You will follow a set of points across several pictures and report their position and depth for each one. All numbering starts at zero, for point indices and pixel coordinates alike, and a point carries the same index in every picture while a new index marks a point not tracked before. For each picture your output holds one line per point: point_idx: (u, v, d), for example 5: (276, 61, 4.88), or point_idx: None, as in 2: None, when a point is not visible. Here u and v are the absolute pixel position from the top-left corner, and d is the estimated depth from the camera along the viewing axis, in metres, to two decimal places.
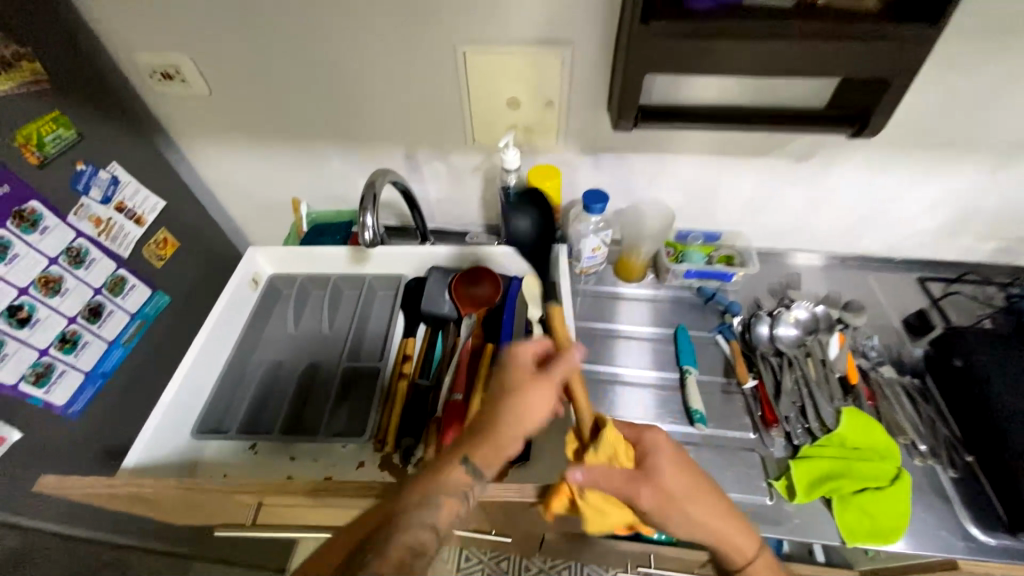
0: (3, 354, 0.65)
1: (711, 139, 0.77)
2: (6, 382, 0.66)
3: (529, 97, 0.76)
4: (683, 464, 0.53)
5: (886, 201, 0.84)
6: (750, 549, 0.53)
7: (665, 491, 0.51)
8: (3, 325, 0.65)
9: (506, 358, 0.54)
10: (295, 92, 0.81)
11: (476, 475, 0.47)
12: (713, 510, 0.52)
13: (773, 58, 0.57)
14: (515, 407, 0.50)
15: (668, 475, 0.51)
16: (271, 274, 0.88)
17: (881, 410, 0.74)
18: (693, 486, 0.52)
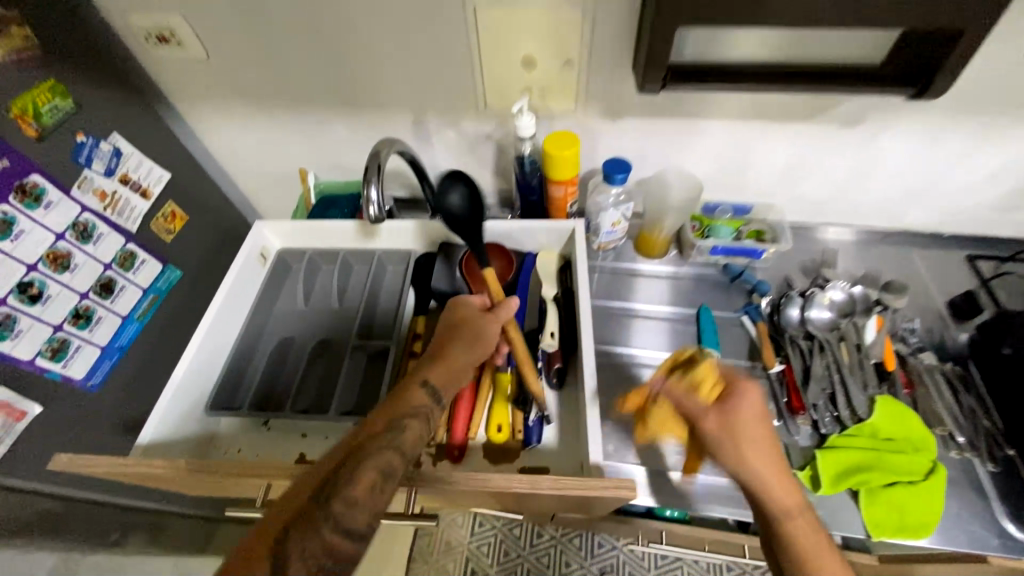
0: (17, 330, 0.66)
1: (747, 102, 0.70)
2: (23, 358, 0.66)
3: (545, 57, 0.69)
4: (762, 415, 0.54)
5: (941, 171, 0.75)
6: (793, 504, 0.52)
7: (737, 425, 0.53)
8: (15, 302, 0.66)
9: (450, 309, 0.64)
10: (295, 54, 0.75)
11: (432, 398, 0.55)
12: (775, 464, 0.53)
13: (826, 6, 0.49)
14: (450, 344, 0.60)
15: (743, 416, 0.53)
16: (279, 248, 0.86)
17: (919, 399, 0.70)
18: (763, 436, 0.53)
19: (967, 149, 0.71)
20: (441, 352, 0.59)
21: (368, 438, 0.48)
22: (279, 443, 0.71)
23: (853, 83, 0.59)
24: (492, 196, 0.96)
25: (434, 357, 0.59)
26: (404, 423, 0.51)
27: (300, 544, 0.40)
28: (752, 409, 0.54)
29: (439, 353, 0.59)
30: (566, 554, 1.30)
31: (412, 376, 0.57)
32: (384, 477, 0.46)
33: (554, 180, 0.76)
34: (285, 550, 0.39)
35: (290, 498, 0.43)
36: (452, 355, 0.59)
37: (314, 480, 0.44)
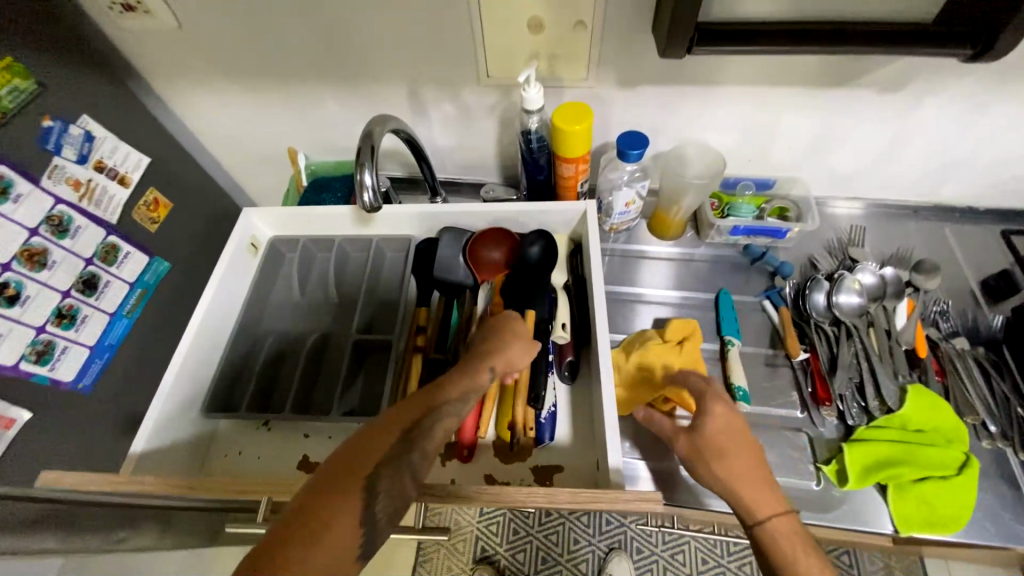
0: None
1: (777, 65, 0.63)
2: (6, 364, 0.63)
3: (554, 19, 0.62)
4: (737, 427, 0.51)
5: (986, 140, 0.69)
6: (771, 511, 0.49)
7: (706, 447, 0.51)
8: None
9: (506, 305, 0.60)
10: (274, 21, 0.68)
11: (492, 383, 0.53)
12: (755, 474, 0.50)
13: None
14: (513, 333, 0.57)
15: (714, 431, 0.51)
16: (271, 237, 0.81)
17: (950, 387, 0.66)
18: (746, 459, 0.51)
19: (1018, 115, 0.65)
20: (505, 336, 0.56)
21: (444, 398, 0.48)
22: (280, 443, 0.68)
23: (904, 43, 0.52)
24: (495, 174, 0.90)
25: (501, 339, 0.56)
26: (468, 396, 0.50)
27: (389, 484, 0.40)
28: (727, 431, 0.51)
29: (501, 339, 0.55)
30: (574, 531, 1.33)
31: (486, 355, 0.53)
32: (447, 440, 0.46)
33: (563, 157, 0.70)
34: (375, 489, 0.39)
35: (380, 439, 0.42)
36: (511, 352, 0.55)
37: (400, 426, 0.43)
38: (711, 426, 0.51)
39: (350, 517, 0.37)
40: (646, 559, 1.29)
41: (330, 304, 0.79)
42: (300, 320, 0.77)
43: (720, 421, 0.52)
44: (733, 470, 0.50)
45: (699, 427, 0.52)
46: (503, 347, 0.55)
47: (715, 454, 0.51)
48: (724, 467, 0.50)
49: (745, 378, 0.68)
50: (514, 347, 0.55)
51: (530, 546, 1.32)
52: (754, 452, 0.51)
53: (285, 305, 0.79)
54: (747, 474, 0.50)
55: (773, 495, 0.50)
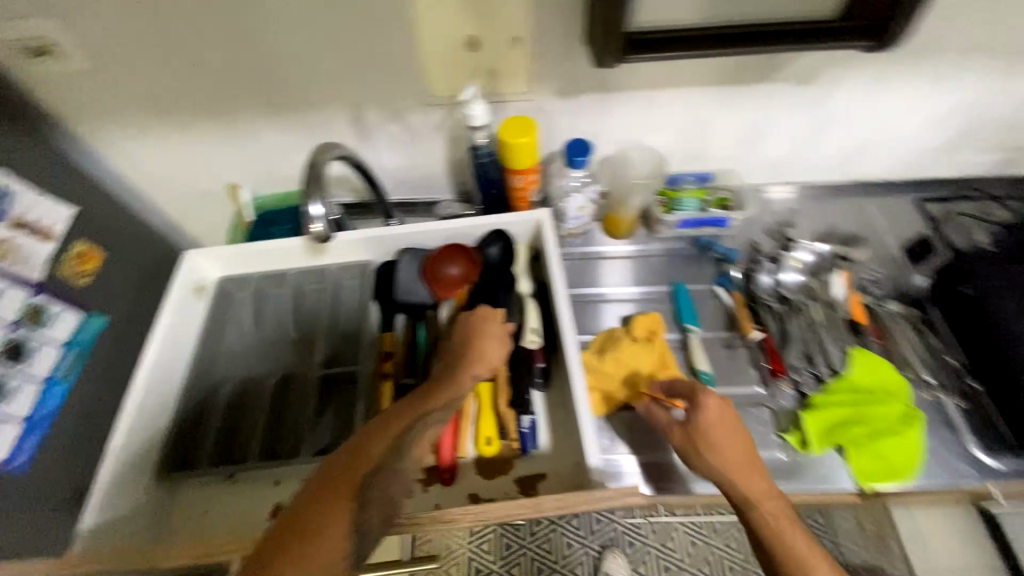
0: None
1: (697, 67, 0.67)
2: None
3: (487, 36, 0.63)
4: (727, 419, 0.56)
5: (889, 121, 0.75)
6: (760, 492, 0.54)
7: (701, 439, 0.56)
8: None
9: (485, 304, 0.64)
10: (206, 57, 0.66)
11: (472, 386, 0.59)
12: (744, 462, 0.55)
13: None
14: (493, 334, 0.62)
15: (708, 423, 0.56)
16: (217, 278, 0.78)
17: (889, 347, 0.72)
18: (736, 447, 0.55)
19: (915, 96, 0.71)
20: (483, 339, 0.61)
21: (428, 407, 0.55)
22: (250, 493, 0.65)
23: (808, 39, 0.57)
24: (447, 190, 0.90)
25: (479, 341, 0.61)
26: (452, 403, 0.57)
27: (378, 491, 0.47)
28: (718, 423, 0.56)
29: (479, 347, 0.60)
30: (567, 536, 1.34)
31: (466, 364, 0.59)
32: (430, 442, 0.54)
33: (513, 169, 0.71)
34: (366, 497, 0.46)
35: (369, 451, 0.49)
36: (487, 359, 0.60)
37: (390, 436, 0.51)
38: (705, 419, 0.56)
39: (342, 521, 0.44)
40: (639, 552, 1.31)
41: (288, 341, 0.75)
42: (262, 359, 0.73)
43: (712, 415, 0.56)
44: (725, 456, 0.55)
45: (694, 422, 0.57)
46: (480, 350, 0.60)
47: (710, 444, 0.55)
48: (716, 459, 0.55)
49: (707, 363, 0.72)
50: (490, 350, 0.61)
51: (524, 558, 1.31)
52: (743, 440, 0.56)
53: (237, 346, 0.74)
54: (737, 461, 0.55)
55: (761, 477, 0.55)
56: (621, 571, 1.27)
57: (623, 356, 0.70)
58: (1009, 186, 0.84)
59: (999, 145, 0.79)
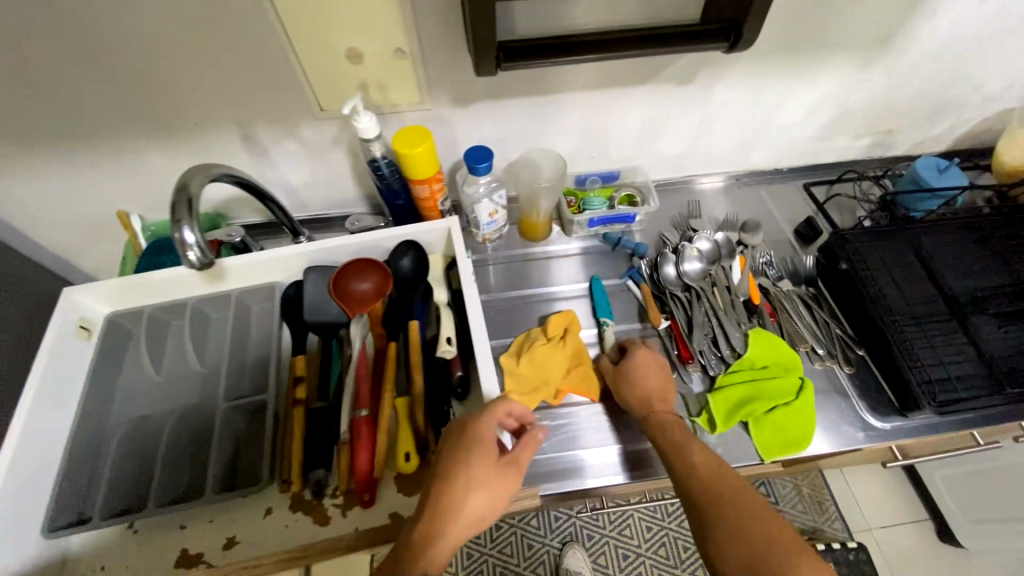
0: None
1: (582, 72, 0.70)
2: None
3: (370, 48, 0.62)
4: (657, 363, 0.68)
5: (770, 114, 0.80)
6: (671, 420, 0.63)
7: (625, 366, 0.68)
8: None
9: (493, 411, 0.59)
10: (65, 81, 0.62)
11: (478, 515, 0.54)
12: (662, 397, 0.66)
13: None
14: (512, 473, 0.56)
15: (636, 360, 0.68)
16: (107, 314, 0.72)
17: (783, 324, 0.76)
18: (656, 380, 0.67)
19: (787, 91, 0.76)
20: (497, 478, 0.55)
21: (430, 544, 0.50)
22: (153, 545, 0.60)
23: (676, 41, 0.60)
24: (360, 204, 0.88)
25: (494, 484, 0.55)
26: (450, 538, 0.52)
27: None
28: (645, 364, 0.68)
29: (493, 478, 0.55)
30: (526, 537, 1.34)
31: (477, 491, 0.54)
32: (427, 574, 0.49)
33: (414, 179, 0.71)
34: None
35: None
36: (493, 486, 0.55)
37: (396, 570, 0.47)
38: (636, 356, 0.68)
39: None
40: (597, 543, 1.33)
41: (194, 375, 0.71)
42: (163, 398, 0.69)
43: (642, 359, 0.68)
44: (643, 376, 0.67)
45: (626, 361, 0.69)
46: (500, 495, 0.54)
47: (630, 370, 0.68)
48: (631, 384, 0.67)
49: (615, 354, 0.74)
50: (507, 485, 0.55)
51: (486, 566, 1.30)
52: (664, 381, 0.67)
53: (138, 387, 0.70)
54: (651, 389, 0.66)
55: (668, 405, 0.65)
56: (582, 564, 1.27)
57: (537, 356, 0.72)
58: (881, 167, 0.91)
59: (870, 131, 0.85)
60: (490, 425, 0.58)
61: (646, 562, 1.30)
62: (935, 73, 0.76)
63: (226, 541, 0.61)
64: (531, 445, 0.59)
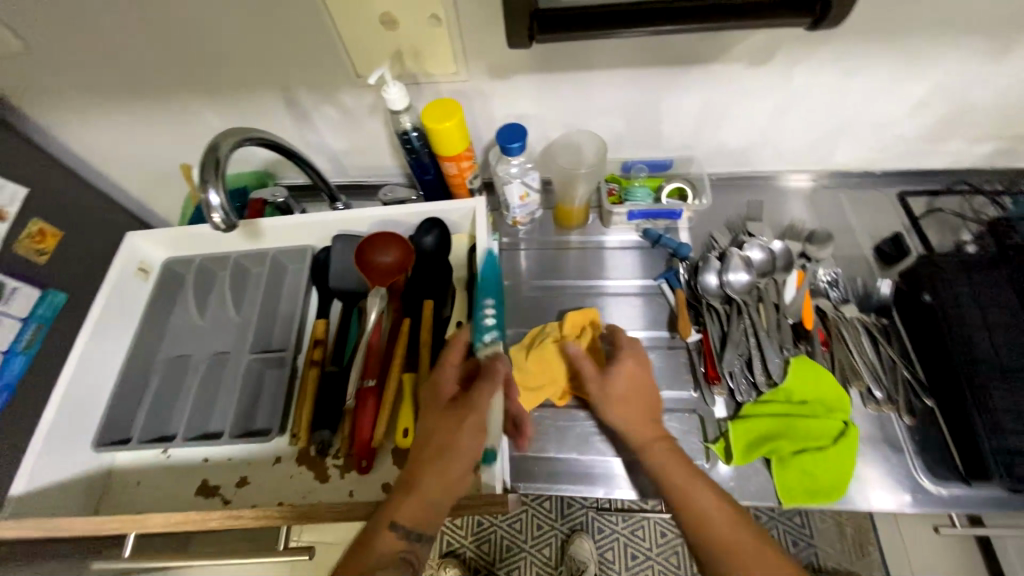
0: None
1: (632, 47, 0.62)
2: None
3: (405, 15, 0.60)
4: (638, 380, 0.61)
5: (862, 105, 0.67)
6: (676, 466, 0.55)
7: (617, 393, 0.60)
8: None
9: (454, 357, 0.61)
10: (128, 39, 0.66)
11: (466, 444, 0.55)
12: (641, 415, 0.59)
13: None
14: (475, 426, 0.56)
15: (621, 378, 0.61)
16: (164, 259, 0.80)
17: (836, 356, 0.66)
18: (645, 405, 0.60)
19: (889, 79, 0.63)
20: (449, 423, 0.56)
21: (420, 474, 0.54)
22: (179, 471, 0.67)
23: (745, 16, 0.51)
24: (397, 174, 0.88)
25: (453, 438, 0.55)
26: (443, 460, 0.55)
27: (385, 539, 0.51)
28: (630, 385, 0.61)
29: (462, 420, 0.56)
30: (537, 517, 1.35)
31: (454, 433, 0.56)
32: (419, 504, 0.53)
33: (443, 156, 0.69)
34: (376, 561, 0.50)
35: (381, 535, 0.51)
36: (466, 429, 0.56)
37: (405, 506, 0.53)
38: (621, 367, 0.61)
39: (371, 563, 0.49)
40: (607, 538, 1.31)
41: (230, 324, 0.77)
42: (202, 341, 0.76)
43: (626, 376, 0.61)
44: (628, 411, 0.59)
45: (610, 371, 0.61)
46: (460, 448, 0.55)
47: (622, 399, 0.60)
48: (616, 399, 0.60)
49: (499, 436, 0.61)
50: (470, 443, 0.56)
51: (494, 536, 1.34)
52: (651, 401, 0.61)
53: (184, 328, 0.77)
54: (642, 419, 0.59)
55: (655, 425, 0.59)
56: (588, 555, 1.26)
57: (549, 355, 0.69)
58: (1006, 181, 0.74)
59: (997, 136, 0.69)
60: (450, 376, 0.60)
61: (654, 566, 1.27)
62: None
63: (237, 481, 0.66)
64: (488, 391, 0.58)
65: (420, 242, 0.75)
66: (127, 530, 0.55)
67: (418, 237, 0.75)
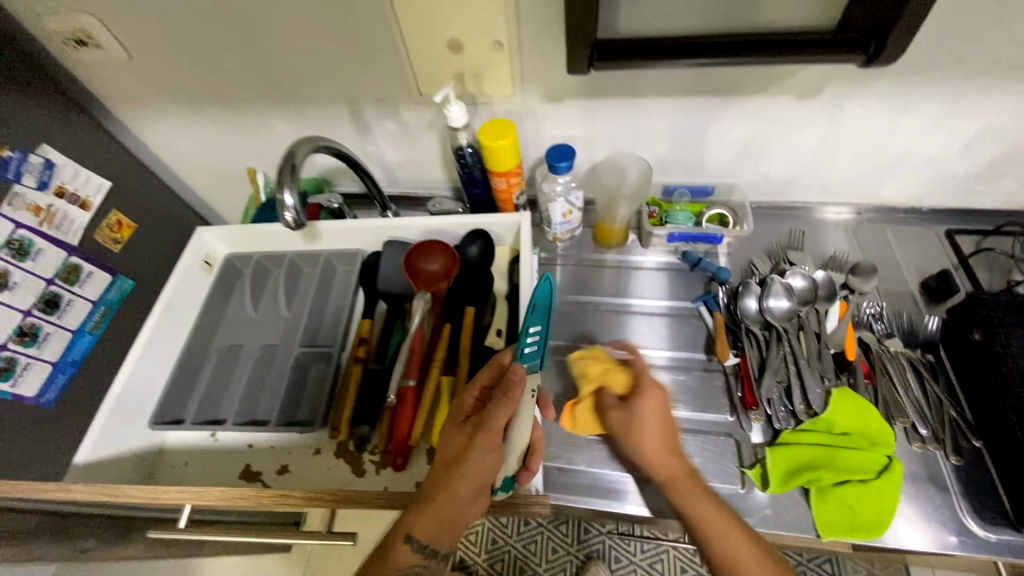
0: (18, 371, 0.72)
1: (683, 77, 0.65)
2: (27, 395, 0.73)
3: (473, 40, 0.64)
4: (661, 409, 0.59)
5: (912, 140, 0.67)
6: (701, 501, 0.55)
7: (640, 424, 0.58)
8: (14, 344, 0.72)
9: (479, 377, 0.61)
10: (219, 52, 0.73)
11: (480, 460, 0.54)
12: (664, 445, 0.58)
13: None
14: (489, 442, 0.55)
15: (646, 409, 0.59)
16: (226, 254, 0.85)
17: (880, 390, 0.65)
18: (667, 434, 0.58)
19: (940, 117, 0.63)
20: (463, 439, 0.56)
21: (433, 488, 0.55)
22: (225, 454, 0.71)
23: (800, 50, 0.53)
24: (445, 187, 0.92)
25: (467, 456, 0.55)
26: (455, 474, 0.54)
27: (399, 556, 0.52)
28: (652, 413, 0.58)
29: (477, 437, 0.55)
30: (552, 540, 1.33)
31: (467, 448, 0.55)
32: (431, 518, 0.53)
33: (494, 171, 0.72)
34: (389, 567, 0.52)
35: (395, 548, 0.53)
36: (479, 448, 0.55)
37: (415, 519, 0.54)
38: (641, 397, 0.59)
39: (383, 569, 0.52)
40: (624, 568, 1.28)
41: (281, 319, 0.82)
42: (253, 333, 0.80)
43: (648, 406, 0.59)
44: (649, 443, 0.58)
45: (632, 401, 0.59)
46: (474, 468, 0.54)
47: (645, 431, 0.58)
48: (638, 431, 0.59)
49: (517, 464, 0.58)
50: (484, 461, 0.54)
51: (508, 556, 1.32)
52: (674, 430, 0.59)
53: (239, 320, 0.82)
54: (663, 450, 0.57)
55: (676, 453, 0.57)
56: None
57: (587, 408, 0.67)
58: None
59: None
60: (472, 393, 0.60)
61: None
62: None
63: (278, 469, 0.69)
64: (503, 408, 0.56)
65: (465, 252, 0.78)
66: (185, 501, 0.56)
67: (462, 247, 0.78)
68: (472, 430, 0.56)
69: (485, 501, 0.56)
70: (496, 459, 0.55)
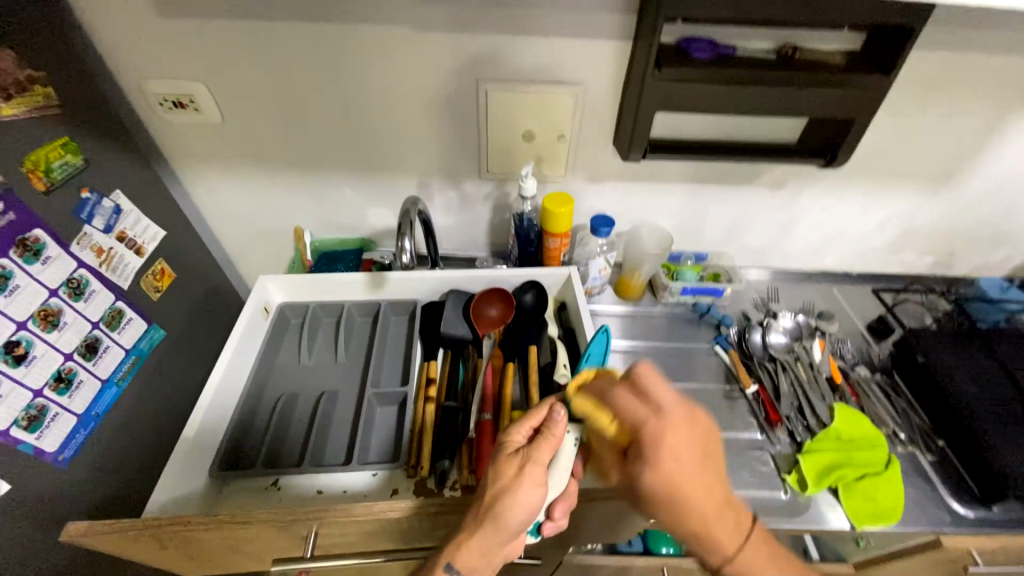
0: (45, 422, 0.65)
1: (696, 169, 0.88)
2: (47, 450, 0.65)
3: (542, 131, 0.83)
4: (682, 467, 0.51)
5: (846, 221, 0.94)
6: (733, 545, 0.54)
7: (648, 488, 0.51)
8: (49, 391, 0.66)
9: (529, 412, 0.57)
10: (312, 125, 0.84)
11: (519, 498, 0.52)
12: (691, 505, 0.52)
13: (752, 101, 0.68)
14: (534, 480, 0.53)
15: (660, 470, 0.51)
16: (281, 303, 0.87)
17: (865, 405, 0.83)
18: (694, 491, 0.51)
19: (861, 206, 0.92)
20: (505, 474, 0.54)
21: (471, 518, 0.53)
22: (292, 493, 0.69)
23: (783, 155, 0.78)
24: (484, 249, 1.04)
25: (513, 491, 0.52)
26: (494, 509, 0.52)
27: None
28: (668, 476, 0.51)
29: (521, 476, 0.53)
30: None
31: (513, 482, 0.53)
32: (467, 554, 0.52)
33: (550, 233, 0.86)
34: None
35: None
36: (519, 488, 0.52)
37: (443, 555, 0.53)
38: (655, 465, 0.50)
39: None
40: None
41: (338, 365, 0.83)
42: (312, 381, 0.81)
43: (662, 470, 0.51)
44: (676, 507, 0.52)
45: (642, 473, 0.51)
46: (521, 506, 0.51)
47: (658, 496, 0.51)
48: (654, 498, 0.52)
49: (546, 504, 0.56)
50: (530, 497, 0.52)
51: None
52: (706, 473, 0.52)
53: (292, 368, 0.82)
54: (694, 507, 0.52)
55: (707, 501, 0.52)
56: None
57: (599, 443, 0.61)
58: (946, 284, 1.03)
59: (932, 251, 0.99)
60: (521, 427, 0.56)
61: None
62: (991, 208, 0.91)
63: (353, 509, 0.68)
64: (548, 448, 0.54)
65: (521, 300, 0.89)
66: (316, 518, 0.54)
67: (519, 296, 0.89)
68: (522, 463, 0.54)
69: (522, 538, 0.58)
70: (537, 498, 0.53)
